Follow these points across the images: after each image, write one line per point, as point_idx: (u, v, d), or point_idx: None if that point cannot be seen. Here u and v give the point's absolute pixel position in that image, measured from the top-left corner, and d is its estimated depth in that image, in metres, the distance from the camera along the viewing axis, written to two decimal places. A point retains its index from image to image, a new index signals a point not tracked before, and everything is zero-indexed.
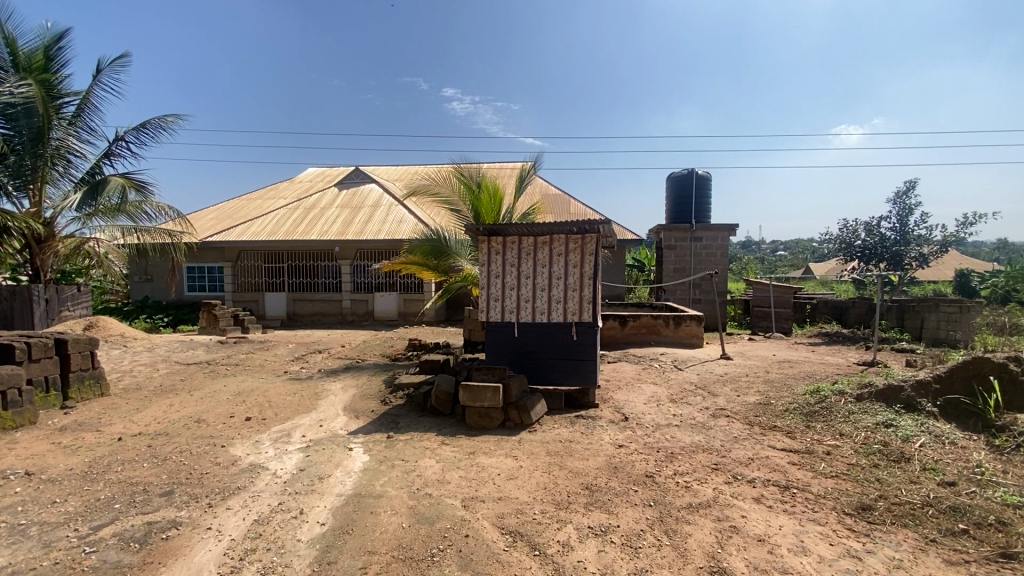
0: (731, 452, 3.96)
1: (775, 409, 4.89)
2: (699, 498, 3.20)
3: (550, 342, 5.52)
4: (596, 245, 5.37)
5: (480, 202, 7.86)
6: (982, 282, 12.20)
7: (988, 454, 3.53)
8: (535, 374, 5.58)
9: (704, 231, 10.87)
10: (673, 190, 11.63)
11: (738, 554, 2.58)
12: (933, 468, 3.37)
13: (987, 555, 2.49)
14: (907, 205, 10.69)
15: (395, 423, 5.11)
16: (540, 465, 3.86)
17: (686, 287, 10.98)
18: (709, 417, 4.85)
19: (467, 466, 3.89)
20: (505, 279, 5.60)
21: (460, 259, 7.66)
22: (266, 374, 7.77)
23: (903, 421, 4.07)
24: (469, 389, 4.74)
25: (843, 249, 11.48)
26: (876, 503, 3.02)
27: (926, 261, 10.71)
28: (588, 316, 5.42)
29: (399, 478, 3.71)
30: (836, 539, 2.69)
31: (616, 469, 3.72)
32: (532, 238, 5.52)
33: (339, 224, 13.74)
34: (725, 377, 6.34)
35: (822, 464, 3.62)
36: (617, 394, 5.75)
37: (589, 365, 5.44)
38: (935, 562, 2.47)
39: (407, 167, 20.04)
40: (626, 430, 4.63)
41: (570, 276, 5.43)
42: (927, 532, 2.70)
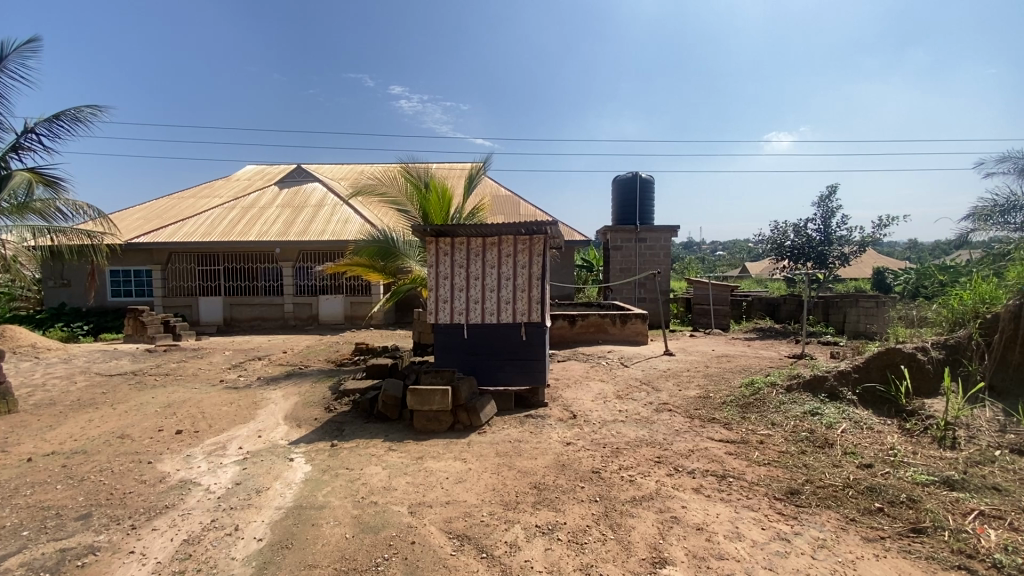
0: (672, 445, 4.11)
1: (713, 402, 5.12)
2: (643, 491, 3.29)
3: (499, 342, 5.52)
4: (544, 246, 5.42)
5: (429, 204, 7.72)
6: (895, 279, 13.36)
7: (900, 437, 3.85)
8: (485, 375, 5.55)
9: (648, 232, 11.23)
10: (618, 192, 11.96)
11: (678, 543, 2.67)
12: (852, 452, 3.64)
13: (899, 531, 2.71)
14: (830, 208, 11.48)
15: (340, 431, 4.94)
16: (489, 466, 3.84)
17: (632, 286, 11.31)
18: (653, 412, 5.01)
19: (414, 471, 3.82)
20: (454, 280, 5.55)
21: (407, 261, 7.51)
22: (200, 384, 7.30)
23: (827, 409, 4.37)
24: (417, 393, 4.65)
25: (775, 249, 12.23)
26: (803, 487, 3.21)
27: (847, 260, 11.55)
28: (536, 316, 5.46)
29: (343, 488, 3.59)
30: (767, 523, 2.84)
31: (563, 466, 3.76)
32: (481, 239, 5.50)
33: (280, 225, 13.14)
34: (668, 372, 6.58)
35: (756, 453, 3.82)
36: (566, 393, 5.82)
37: (538, 365, 5.49)
38: (855, 539, 2.66)
39: (353, 166, 19.49)
40: (574, 427, 4.70)
41: (519, 276, 5.46)
42: (847, 512, 2.91)
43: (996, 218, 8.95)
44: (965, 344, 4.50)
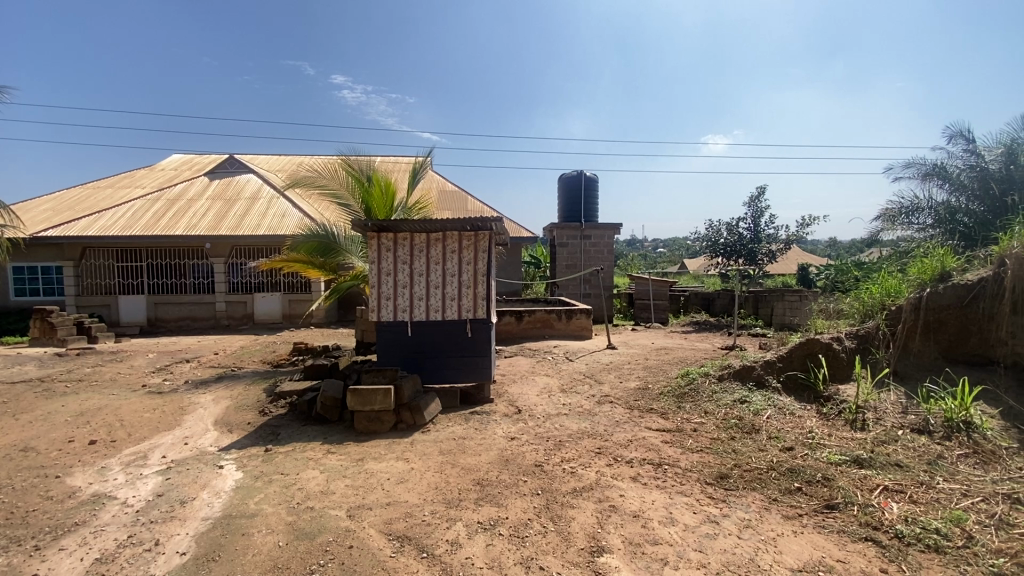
0: (612, 436, 4.23)
1: (652, 393, 5.32)
2: (583, 482, 3.36)
3: (444, 340, 5.46)
4: (489, 242, 5.41)
5: (371, 198, 7.49)
6: (818, 274, 14.39)
7: (818, 421, 4.15)
8: (429, 373, 5.47)
9: (592, 229, 11.46)
10: (564, 190, 12.14)
11: (615, 531, 2.75)
12: (776, 436, 3.89)
13: (815, 508, 2.92)
14: (759, 208, 12.19)
15: (275, 435, 4.72)
16: (432, 465, 3.79)
17: (577, 282, 11.53)
18: (595, 404, 5.14)
19: (354, 474, 3.71)
20: (397, 276, 5.41)
21: (349, 257, 7.28)
22: (118, 390, 6.74)
23: (755, 397, 4.65)
24: (358, 393, 4.51)
25: (709, 247, 12.84)
26: (732, 471, 3.40)
27: (775, 257, 12.30)
28: (482, 312, 5.45)
29: (277, 494, 3.43)
30: (699, 507, 2.98)
31: (506, 462, 3.78)
32: (425, 235, 5.40)
33: (210, 218, 12.35)
34: (610, 365, 6.76)
35: (690, 441, 3.99)
36: (511, 388, 5.85)
37: (483, 362, 5.49)
38: (776, 518, 2.84)
39: (292, 158, 18.62)
40: (518, 422, 4.73)
41: (464, 272, 5.42)
42: (770, 493, 3.10)
43: (902, 218, 9.88)
44: (873, 334, 4.83)
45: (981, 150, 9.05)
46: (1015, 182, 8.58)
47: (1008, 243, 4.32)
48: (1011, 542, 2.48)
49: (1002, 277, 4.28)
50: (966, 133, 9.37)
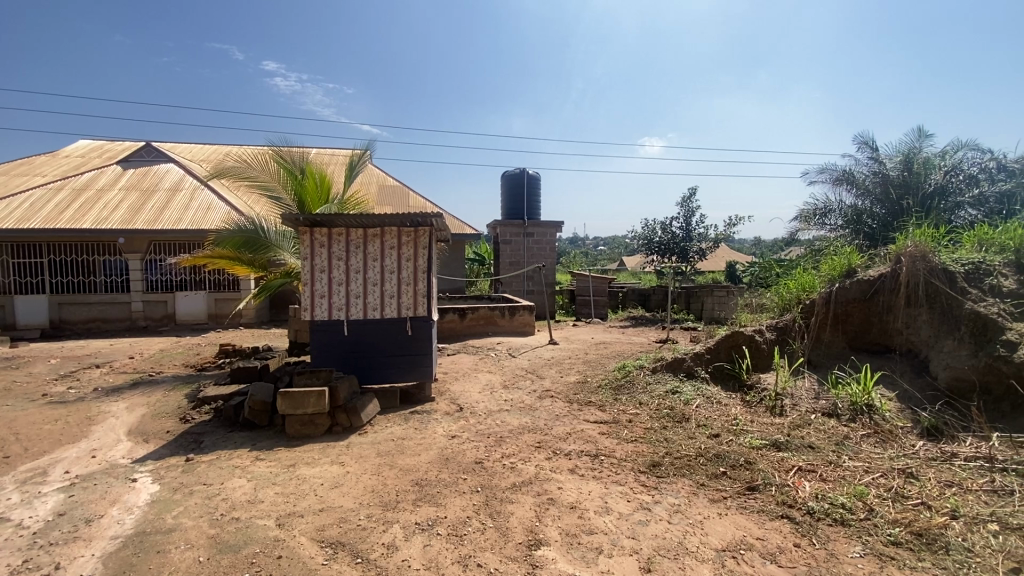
0: (552, 429, 4.30)
1: (591, 386, 5.46)
2: (522, 477, 3.39)
3: (383, 338, 5.31)
4: (429, 239, 5.32)
5: (304, 191, 7.16)
6: (743, 271, 15.33)
7: (742, 408, 4.43)
8: (367, 374, 5.31)
9: (535, 227, 11.56)
10: (507, 187, 12.18)
11: (553, 523, 2.79)
12: (704, 424, 4.10)
13: (738, 490, 3.11)
14: (691, 208, 12.79)
15: (198, 443, 4.41)
16: (369, 467, 3.68)
17: (520, 279, 11.62)
18: (536, 399, 5.20)
19: (285, 480, 3.53)
20: (332, 273, 5.20)
21: (280, 253, 6.96)
22: (12, 400, 6.04)
23: (685, 387, 4.89)
24: (289, 396, 4.31)
25: (645, 244, 13.34)
26: (663, 459, 3.55)
27: (704, 255, 12.97)
28: (422, 309, 5.36)
29: (199, 506, 3.20)
30: (632, 495, 3.09)
31: (446, 460, 3.74)
32: (362, 231, 5.22)
33: (123, 210, 11.36)
34: (551, 360, 6.87)
35: (625, 431, 4.13)
36: (453, 386, 5.80)
37: (423, 360, 5.39)
38: (703, 501, 3.00)
39: (218, 147, 17.46)
40: (459, 420, 4.69)
41: (403, 269, 5.30)
42: (698, 478, 3.27)
43: (816, 219, 10.69)
44: (790, 326, 5.21)
45: (882, 158, 9.97)
46: (910, 187, 9.53)
47: (903, 242, 4.77)
48: (904, 511, 2.75)
49: (898, 273, 4.72)
50: (871, 142, 10.28)
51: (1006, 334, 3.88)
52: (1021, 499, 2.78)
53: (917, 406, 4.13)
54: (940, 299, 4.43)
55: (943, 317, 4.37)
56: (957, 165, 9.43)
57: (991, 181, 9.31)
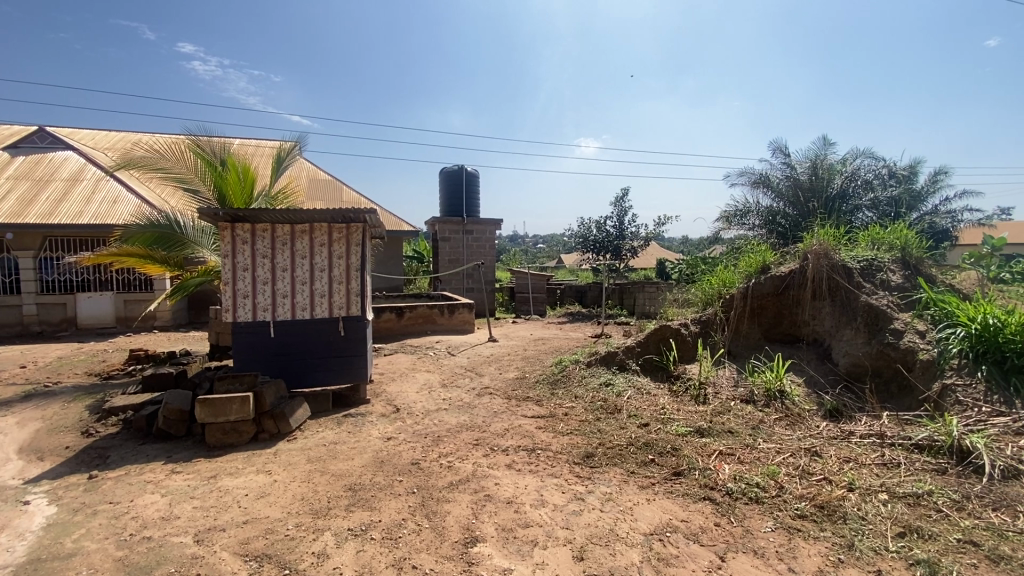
0: (490, 426, 4.32)
1: (529, 382, 5.53)
2: (459, 475, 3.38)
3: (313, 340, 5.10)
4: (362, 235, 5.16)
5: (225, 183, 6.69)
6: (673, 268, 16.11)
7: (670, 398, 4.67)
8: (296, 377, 5.07)
9: (474, 224, 11.52)
10: (445, 184, 12.06)
11: (489, 519, 2.81)
12: (634, 414, 4.28)
13: (665, 476, 3.28)
14: (623, 207, 13.27)
15: (104, 458, 4.03)
16: (298, 475, 3.53)
17: (459, 277, 11.55)
18: (475, 397, 5.20)
19: (205, 493, 3.31)
20: (256, 272, 4.91)
21: (199, 249, 6.51)
22: None
23: (617, 379, 5.10)
24: (209, 403, 4.04)
25: (582, 242, 13.70)
26: (597, 449, 3.68)
27: (636, 253, 13.49)
28: (355, 309, 5.20)
29: (104, 526, 2.93)
30: (567, 487, 3.17)
31: (381, 463, 3.65)
32: (289, 226, 4.97)
33: (11, 202, 10.15)
34: (490, 357, 6.90)
35: (561, 425, 4.23)
36: (389, 387, 5.67)
37: (357, 361, 5.23)
38: (633, 488, 3.14)
39: (126, 134, 15.97)
40: (395, 421, 4.60)
41: (335, 267, 5.11)
42: (629, 466, 3.42)
43: (736, 219, 11.39)
44: (713, 319, 5.53)
45: (794, 164, 10.79)
46: (817, 191, 10.42)
47: (810, 240, 5.20)
48: (810, 487, 3.01)
49: (805, 269, 5.14)
50: (784, 149, 11.12)
51: (894, 323, 4.35)
52: (905, 470, 3.13)
53: (822, 390, 4.54)
54: (840, 293, 4.89)
55: (843, 309, 4.83)
56: (856, 172, 10.44)
57: (883, 186, 10.52)
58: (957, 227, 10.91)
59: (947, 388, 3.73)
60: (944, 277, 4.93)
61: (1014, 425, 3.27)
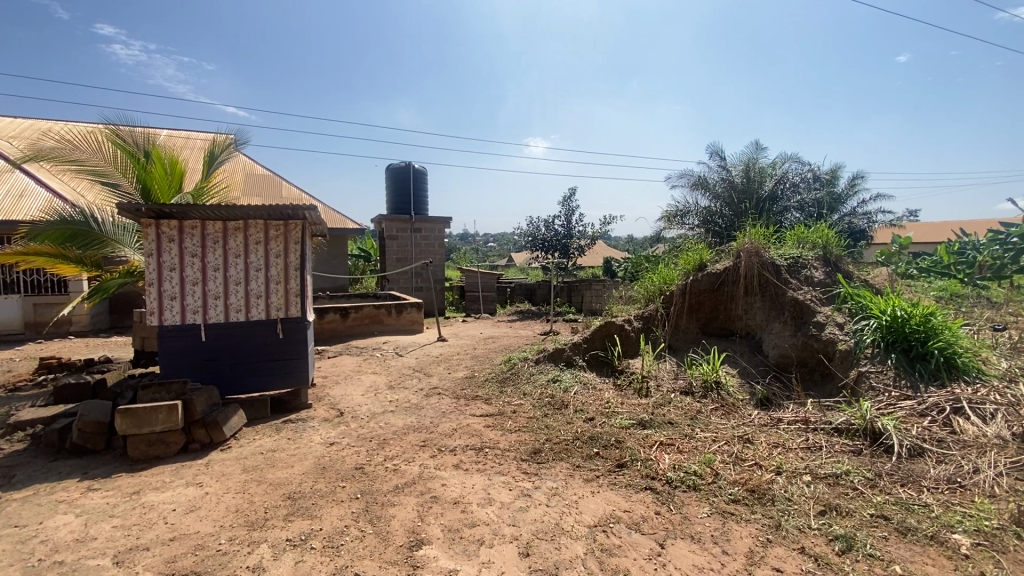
0: (438, 427, 4.27)
1: (477, 381, 5.52)
2: (405, 478, 3.31)
3: (249, 343, 4.85)
4: (302, 233, 4.96)
5: (149, 176, 6.22)
6: (619, 266, 16.55)
7: (614, 392, 4.80)
8: (231, 383, 4.81)
9: (422, 223, 11.34)
10: (392, 181, 11.80)
11: (435, 521, 2.78)
12: (580, 409, 4.37)
13: (609, 468, 3.36)
14: (571, 207, 13.49)
15: (7, 479, 3.65)
16: (233, 485, 3.34)
17: (408, 275, 11.34)
18: (423, 398, 5.12)
19: (127, 511, 3.07)
20: (185, 272, 4.60)
21: (120, 248, 6.04)
22: None
23: (564, 375, 5.19)
24: (131, 414, 3.75)
25: (530, 240, 13.82)
26: (544, 445, 3.72)
27: (584, 251, 13.76)
28: (295, 310, 4.99)
29: (6, 553, 2.65)
30: (514, 484, 3.19)
31: (323, 469, 3.52)
32: (221, 224, 4.69)
33: None
34: (439, 357, 6.82)
35: (509, 422, 4.24)
36: (333, 390, 5.49)
37: (297, 364, 5.02)
38: (579, 482, 3.20)
39: (33, 122, 14.54)
40: (339, 425, 4.46)
41: (272, 266, 4.89)
42: (575, 460, 3.48)
43: (677, 219, 11.83)
44: (654, 315, 5.73)
45: (728, 167, 11.32)
46: (749, 193, 11.03)
47: (742, 239, 5.48)
48: (742, 472, 3.19)
49: (738, 267, 5.42)
50: (720, 152, 11.68)
51: (816, 316, 4.67)
52: (826, 452, 3.37)
53: (753, 380, 4.81)
54: (769, 289, 5.19)
55: (772, 304, 5.14)
56: (784, 175, 11.14)
57: (808, 188, 11.29)
58: (872, 227, 11.86)
59: (862, 374, 4.04)
60: (860, 273, 5.34)
61: (919, 407, 3.60)
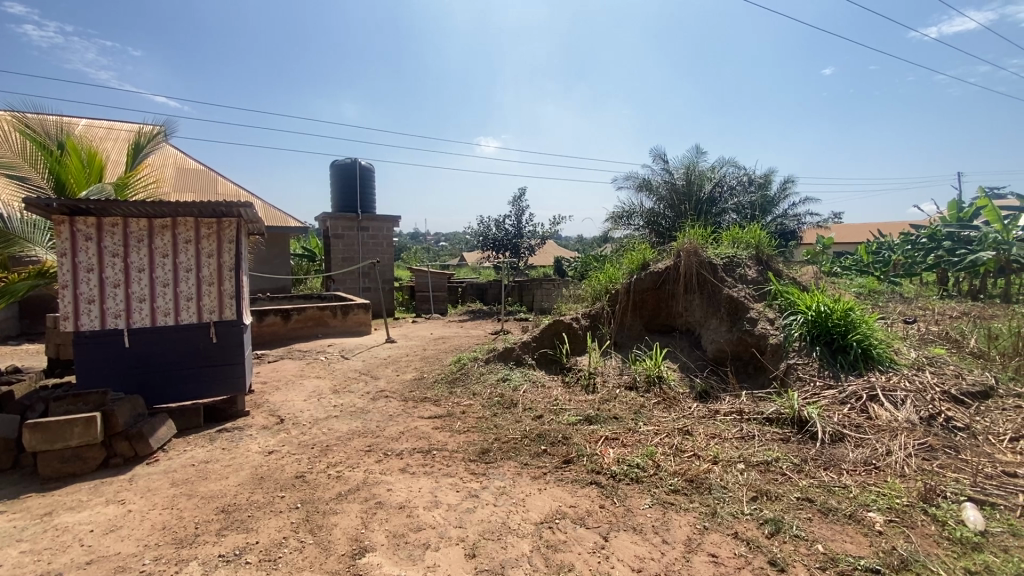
0: (385, 430, 4.18)
1: (426, 382, 5.44)
2: (349, 484, 3.22)
3: (179, 348, 4.56)
4: (237, 231, 4.71)
5: (63, 169, 5.68)
6: (569, 265, 16.80)
7: (562, 389, 4.88)
8: (159, 392, 4.50)
9: (370, 221, 11.07)
10: (337, 178, 11.45)
11: (379, 527, 2.71)
12: (529, 407, 4.40)
13: (556, 464, 3.41)
14: (521, 206, 13.57)
15: None
16: (160, 501, 3.13)
17: (354, 276, 11.03)
18: (369, 401, 5.00)
19: (36, 534, 2.81)
20: (104, 273, 4.26)
21: (29, 246, 5.51)
22: None
23: (514, 374, 5.22)
24: (42, 428, 3.43)
25: (481, 240, 13.79)
26: (492, 445, 3.72)
27: (534, 250, 13.89)
28: (229, 312, 4.74)
29: None
30: (461, 485, 3.17)
31: (261, 479, 3.36)
32: (146, 221, 4.38)
33: None
34: (387, 359, 6.68)
35: (458, 423, 4.22)
36: (273, 396, 5.25)
37: (233, 370, 4.77)
38: (526, 480, 3.22)
39: None
40: (279, 433, 4.27)
41: (204, 267, 4.62)
42: (522, 459, 3.50)
43: (623, 219, 12.16)
44: (601, 313, 5.87)
45: (671, 170, 11.76)
46: (689, 195, 11.51)
47: (682, 240, 5.70)
48: (682, 463, 3.31)
49: (678, 266, 5.63)
50: (663, 155, 12.11)
51: (749, 312, 4.93)
52: (759, 441, 3.57)
53: (693, 374, 5.02)
54: (707, 287, 5.42)
55: (710, 301, 5.38)
56: (722, 178, 11.69)
57: (744, 191, 11.92)
58: (801, 228, 12.67)
59: (791, 366, 4.30)
60: (789, 272, 5.69)
61: (840, 396, 3.87)
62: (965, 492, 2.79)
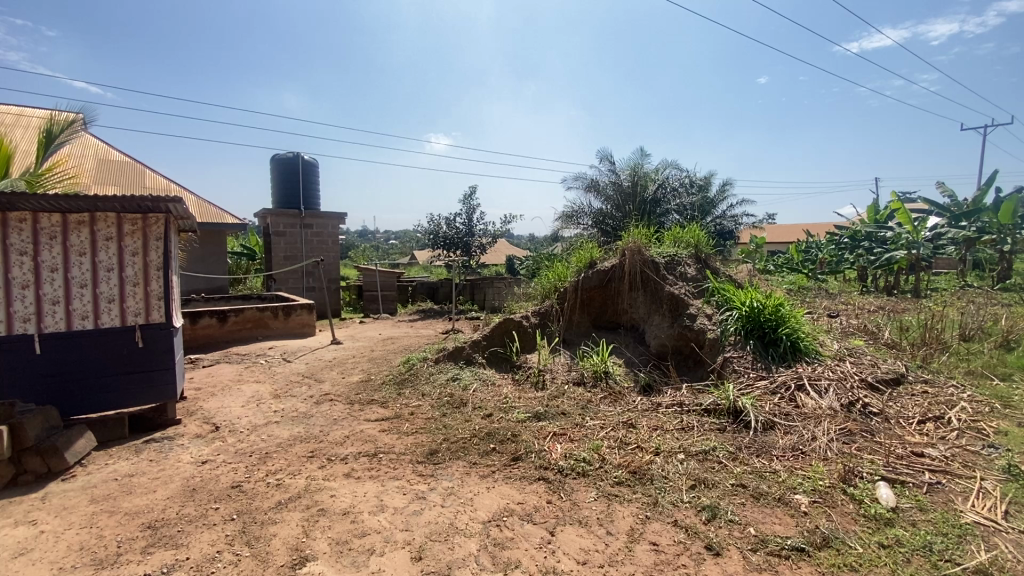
0: (329, 435, 4.05)
1: (373, 384, 5.32)
2: (289, 492, 3.10)
3: (99, 355, 4.22)
4: (165, 228, 4.42)
5: None
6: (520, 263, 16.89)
7: (512, 387, 4.90)
8: (77, 402, 4.16)
9: (314, 218, 10.68)
10: (279, 173, 10.98)
11: (321, 535, 2.63)
12: (478, 406, 4.39)
13: (504, 462, 3.43)
14: (471, 205, 13.50)
15: None
16: (78, 519, 2.90)
17: (298, 275, 10.61)
18: (312, 405, 4.83)
19: None
20: (10, 273, 3.87)
21: None
22: None
23: (464, 373, 5.19)
24: None
25: (431, 238, 13.62)
26: (440, 446, 3.69)
27: (485, 249, 13.87)
28: (157, 314, 4.44)
29: None
30: (408, 487, 3.12)
31: (193, 491, 3.18)
32: (59, 216, 4.01)
33: None
34: (333, 361, 6.48)
35: (406, 425, 4.15)
36: (207, 403, 4.97)
37: (162, 376, 4.48)
38: (475, 479, 3.21)
39: None
40: (214, 441, 4.05)
41: (128, 266, 4.30)
42: (471, 458, 3.50)
43: (573, 219, 12.37)
44: (550, 310, 5.94)
45: (617, 171, 12.09)
46: (634, 196, 11.87)
47: (627, 239, 5.86)
48: (626, 456, 3.42)
49: (623, 264, 5.79)
50: (609, 157, 12.42)
51: (689, 308, 5.14)
52: (697, 432, 3.73)
53: (637, 368, 5.19)
54: (650, 285, 5.61)
55: (653, 298, 5.57)
56: (665, 180, 12.13)
57: (686, 192, 12.43)
58: (738, 228, 13.36)
59: (727, 359, 4.53)
60: (726, 269, 5.98)
61: (771, 386, 4.12)
62: (878, 472, 3.04)
